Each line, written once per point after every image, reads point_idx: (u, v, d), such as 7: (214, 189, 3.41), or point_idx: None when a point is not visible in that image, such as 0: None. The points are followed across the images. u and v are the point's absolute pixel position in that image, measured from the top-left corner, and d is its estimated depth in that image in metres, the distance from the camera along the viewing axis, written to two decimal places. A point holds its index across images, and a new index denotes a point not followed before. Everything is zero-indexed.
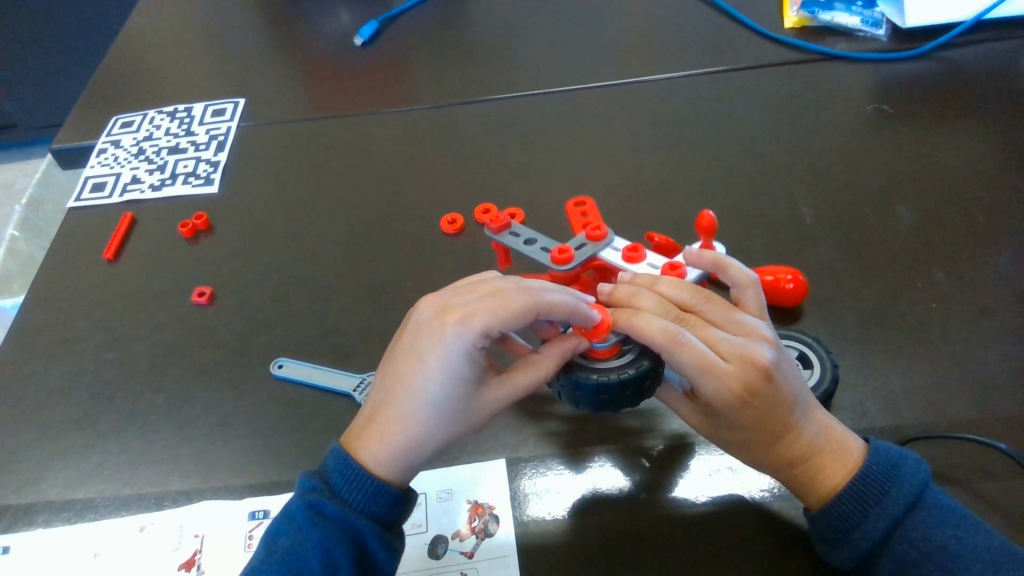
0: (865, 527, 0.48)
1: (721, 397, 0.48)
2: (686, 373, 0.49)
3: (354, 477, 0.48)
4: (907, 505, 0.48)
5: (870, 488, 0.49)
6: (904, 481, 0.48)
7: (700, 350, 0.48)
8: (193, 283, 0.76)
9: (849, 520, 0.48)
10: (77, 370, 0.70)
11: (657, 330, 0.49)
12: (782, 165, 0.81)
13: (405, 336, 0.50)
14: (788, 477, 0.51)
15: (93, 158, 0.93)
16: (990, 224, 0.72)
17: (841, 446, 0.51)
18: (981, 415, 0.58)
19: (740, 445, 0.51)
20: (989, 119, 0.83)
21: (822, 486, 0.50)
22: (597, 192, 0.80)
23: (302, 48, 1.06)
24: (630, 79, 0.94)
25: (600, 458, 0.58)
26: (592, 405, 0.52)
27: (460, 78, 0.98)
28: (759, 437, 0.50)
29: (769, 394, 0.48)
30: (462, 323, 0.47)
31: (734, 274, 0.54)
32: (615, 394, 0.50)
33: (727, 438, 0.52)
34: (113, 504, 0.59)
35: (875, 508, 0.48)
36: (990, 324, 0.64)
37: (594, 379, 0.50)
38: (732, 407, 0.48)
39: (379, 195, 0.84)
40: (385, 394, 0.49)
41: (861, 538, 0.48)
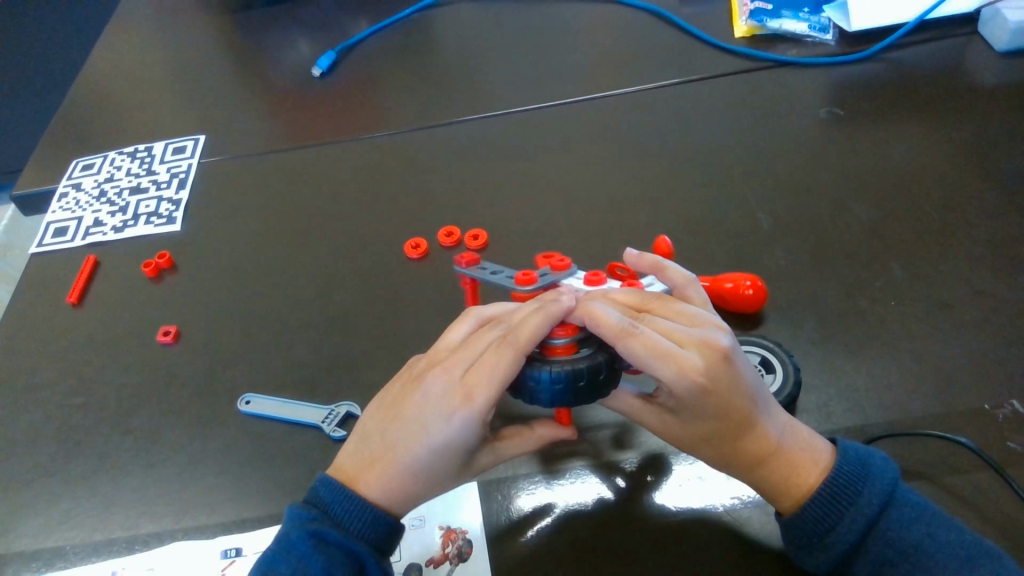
0: (840, 529, 0.48)
1: (681, 385, 0.47)
2: (640, 364, 0.48)
3: (355, 506, 0.49)
4: (880, 505, 0.48)
5: (843, 489, 0.49)
6: (875, 480, 0.49)
7: (656, 338, 0.48)
8: (158, 323, 0.76)
9: (823, 524, 0.48)
10: (43, 418, 0.69)
11: (614, 321, 0.49)
12: (739, 173, 0.82)
13: (416, 398, 0.49)
14: (758, 474, 0.51)
15: (55, 203, 0.93)
16: (944, 221, 0.73)
17: (808, 445, 0.52)
18: (944, 410, 0.59)
19: (705, 440, 0.51)
20: (939, 116, 0.85)
21: (794, 483, 0.50)
22: (558, 209, 0.81)
23: (262, 81, 1.07)
24: (586, 96, 0.95)
25: (581, 472, 0.58)
26: (543, 401, 0.49)
27: (419, 104, 0.98)
28: (724, 429, 0.50)
29: (729, 379, 0.48)
30: (465, 396, 0.48)
31: (673, 277, 0.58)
32: (568, 388, 0.49)
33: (694, 437, 0.51)
34: (83, 551, 0.59)
35: (849, 510, 0.48)
36: (948, 318, 0.65)
37: (548, 369, 0.49)
38: (692, 396, 0.48)
39: (342, 223, 0.84)
40: (386, 445, 0.50)
41: (837, 540, 0.48)
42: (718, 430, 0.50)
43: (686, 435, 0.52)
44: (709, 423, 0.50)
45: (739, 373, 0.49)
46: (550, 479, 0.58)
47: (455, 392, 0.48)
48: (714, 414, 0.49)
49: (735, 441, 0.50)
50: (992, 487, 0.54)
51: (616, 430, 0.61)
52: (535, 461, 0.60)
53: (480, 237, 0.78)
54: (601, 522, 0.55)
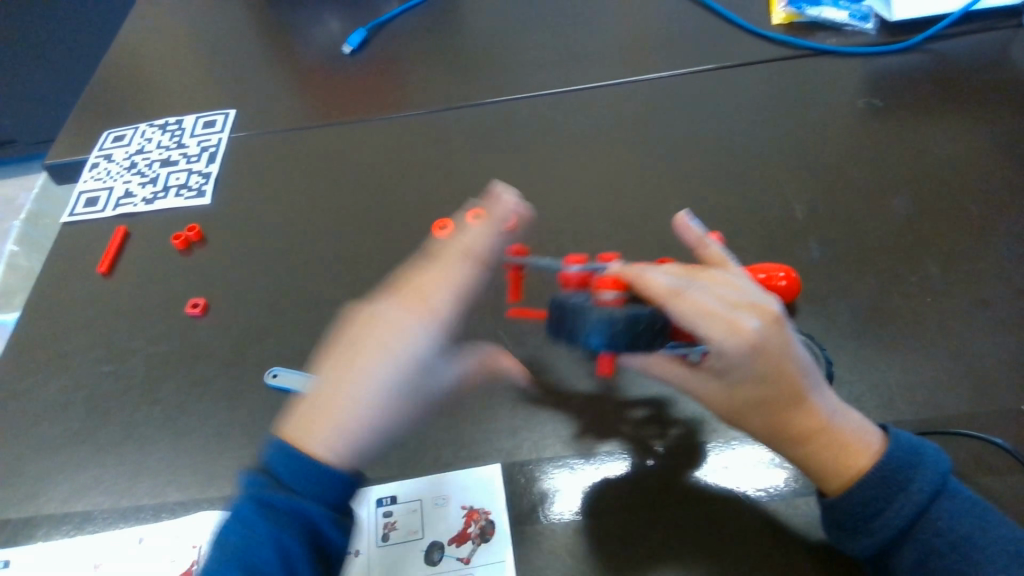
0: (888, 514, 0.47)
1: (733, 346, 0.47)
2: (689, 324, 0.47)
3: (298, 465, 0.49)
4: (932, 493, 0.47)
5: (894, 474, 0.47)
6: (928, 468, 0.48)
7: (707, 300, 0.48)
8: (186, 295, 0.76)
9: (872, 506, 0.47)
10: (72, 385, 0.70)
11: (663, 284, 0.48)
12: (775, 163, 0.81)
13: (365, 315, 0.55)
14: (806, 451, 0.50)
15: (87, 172, 0.93)
16: (985, 217, 0.72)
17: (859, 425, 0.50)
18: (977, 409, 0.58)
19: (752, 409, 0.50)
20: (981, 110, 0.83)
21: (847, 464, 0.49)
22: (588, 194, 0.81)
23: (294, 58, 1.06)
24: (618, 80, 0.94)
25: (605, 452, 0.59)
26: (600, 343, 0.48)
27: (450, 83, 0.98)
28: (773, 398, 0.49)
29: (780, 343, 0.48)
30: (424, 313, 0.54)
31: (709, 253, 0.57)
32: (628, 331, 0.48)
33: (740, 407, 0.50)
34: (111, 516, 0.60)
35: (899, 495, 0.47)
36: (985, 315, 0.64)
37: (605, 311, 0.48)
38: (743, 360, 0.47)
39: (371, 201, 0.84)
40: (337, 373, 0.52)
41: (885, 525, 0.47)
42: (766, 398, 0.49)
43: (733, 402, 0.51)
44: (759, 389, 0.49)
45: (789, 340, 0.48)
46: (575, 460, 0.58)
47: (413, 302, 0.55)
48: (761, 379, 0.48)
49: (786, 412, 0.49)
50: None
51: (653, 407, 0.60)
52: (561, 443, 0.60)
53: None
54: (620, 510, 0.55)
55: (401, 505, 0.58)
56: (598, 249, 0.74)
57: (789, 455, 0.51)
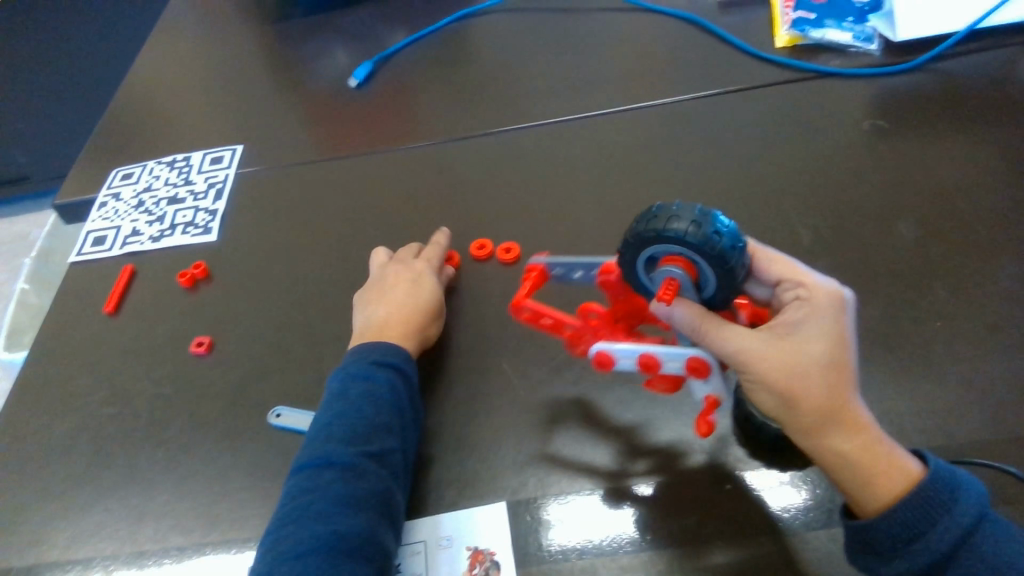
0: (931, 537, 0.45)
1: (822, 294, 0.52)
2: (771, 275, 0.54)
3: (366, 354, 0.64)
4: (975, 516, 0.45)
5: (937, 494, 0.46)
6: (970, 491, 0.46)
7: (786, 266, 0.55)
8: (192, 334, 0.76)
9: (914, 529, 0.46)
10: (78, 427, 0.70)
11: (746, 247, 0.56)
12: (781, 188, 0.80)
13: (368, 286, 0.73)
14: (862, 437, 0.49)
15: (95, 212, 0.94)
16: (997, 237, 0.71)
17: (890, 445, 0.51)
18: (996, 438, 0.56)
19: (823, 369, 0.49)
20: (990, 129, 0.82)
21: (896, 461, 0.49)
22: (592, 223, 0.80)
23: (299, 93, 1.07)
24: (622, 107, 0.94)
25: (614, 501, 0.57)
26: (713, 235, 0.48)
27: (454, 114, 0.98)
28: (844, 364, 0.50)
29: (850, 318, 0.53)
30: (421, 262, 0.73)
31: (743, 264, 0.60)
32: (737, 249, 0.49)
33: (811, 365, 0.49)
34: (116, 562, 0.60)
35: (943, 517, 0.46)
36: (1001, 340, 0.62)
37: (694, 207, 0.49)
38: (826, 309, 0.51)
39: (375, 235, 0.84)
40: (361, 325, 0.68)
41: (927, 548, 0.45)
42: (836, 358, 0.49)
43: (801, 360, 0.49)
44: (830, 346, 0.50)
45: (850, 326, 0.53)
46: (582, 500, 0.57)
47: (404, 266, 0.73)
48: (837, 338, 0.50)
49: (848, 385, 0.50)
50: None
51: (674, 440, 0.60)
52: (569, 479, 0.59)
53: (513, 250, 0.77)
54: (630, 551, 0.54)
55: (405, 548, 0.57)
56: None
57: (841, 445, 0.49)
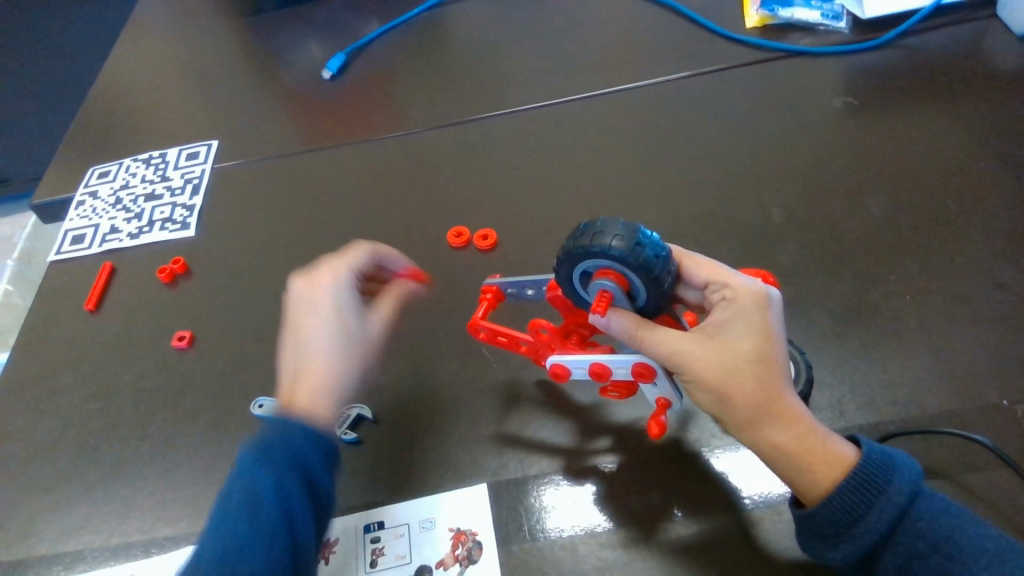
0: (869, 519, 0.46)
1: (749, 291, 0.52)
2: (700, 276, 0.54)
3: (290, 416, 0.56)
4: (910, 494, 0.46)
5: (872, 478, 0.47)
6: (904, 470, 0.47)
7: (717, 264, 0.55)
8: (172, 329, 0.77)
9: (852, 513, 0.47)
10: (61, 424, 0.70)
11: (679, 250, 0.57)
12: (753, 168, 0.81)
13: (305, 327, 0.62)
14: (797, 430, 0.50)
15: (72, 211, 0.94)
16: (962, 212, 0.72)
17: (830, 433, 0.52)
18: (959, 406, 0.58)
19: (751, 366, 0.50)
20: (956, 103, 0.83)
21: (832, 451, 0.49)
22: (567, 207, 0.81)
23: (275, 86, 1.07)
24: (595, 92, 0.94)
25: (570, 477, 0.59)
26: (633, 249, 0.49)
27: (430, 103, 0.98)
28: (773, 359, 0.50)
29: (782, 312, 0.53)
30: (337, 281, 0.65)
31: None
32: (661, 258, 0.51)
33: (737, 363, 0.50)
34: (102, 554, 0.60)
35: (879, 498, 0.46)
36: (965, 310, 0.64)
37: (621, 225, 0.51)
38: (752, 306, 0.51)
39: (353, 226, 0.84)
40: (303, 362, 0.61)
41: (867, 530, 0.46)
42: (763, 355, 0.50)
43: (730, 358, 0.50)
44: (758, 344, 0.50)
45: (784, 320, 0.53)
46: (560, 478, 0.59)
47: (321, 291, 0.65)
48: (764, 334, 0.50)
49: (780, 380, 0.50)
50: (1008, 485, 0.53)
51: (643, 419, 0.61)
52: (545, 460, 0.60)
53: (490, 237, 0.78)
54: (609, 527, 0.55)
55: (388, 531, 0.58)
56: None
57: (777, 438, 0.50)
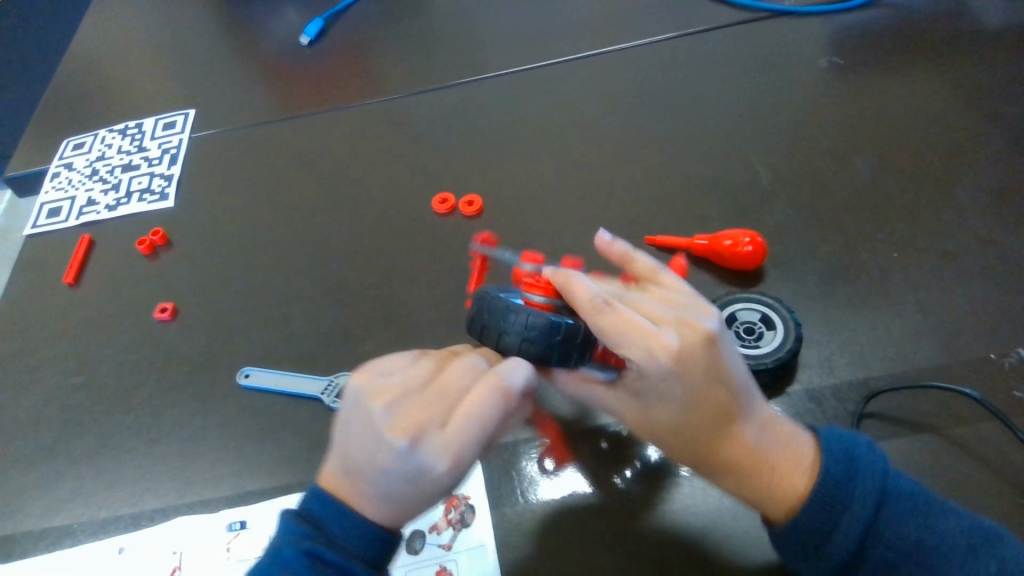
0: (836, 537, 0.45)
1: (653, 364, 0.46)
2: (610, 340, 0.46)
3: (352, 523, 0.44)
4: (873, 506, 0.45)
5: (834, 494, 0.46)
6: (863, 478, 0.46)
7: (631, 315, 0.46)
8: (154, 300, 0.75)
9: (818, 532, 0.45)
10: (43, 398, 0.69)
11: (590, 295, 0.46)
12: (739, 129, 0.80)
13: (386, 444, 0.43)
14: (739, 482, 0.49)
15: (48, 183, 0.92)
16: (948, 169, 0.72)
17: (790, 440, 0.49)
18: (948, 361, 0.58)
19: (672, 432, 0.50)
20: (941, 61, 0.83)
21: (779, 487, 0.48)
22: (553, 171, 0.80)
23: (252, 53, 1.05)
24: (579, 54, 0.93)
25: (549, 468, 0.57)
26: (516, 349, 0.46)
27: (411, 68, 0.96)
28: (697, 420, 0.48)
29: (709, 362, 0.46)
30: (417, 441, 0.43)
31: (639, 267, 0.54)
32: (553, 345, 0.45)
33: (661, 427, 0.50)
34: (90, 529, 0.60)
35: (844, 515, 0.45)
36: (953, 268, 0.64)
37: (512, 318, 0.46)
38: (663, 378, 0.47)
39: (335, 194, 0.83)
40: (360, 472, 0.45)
41: (834, 550, 0.45)
42: (687, 423, 0.49)
43: (654, 422, 0.50)
44: (680, 412, 0.48)
45: (722, 361, 0.47)
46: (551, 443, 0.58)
47: (438, 442, 0.43)
48: (685, 402, 0.48)
49: (713, 437, 0.48)
50: (996, 438, 0.54)
51: None
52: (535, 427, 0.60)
53: (476, 203, 0.77)
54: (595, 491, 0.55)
55: None
56: (566, 226, 0.74)
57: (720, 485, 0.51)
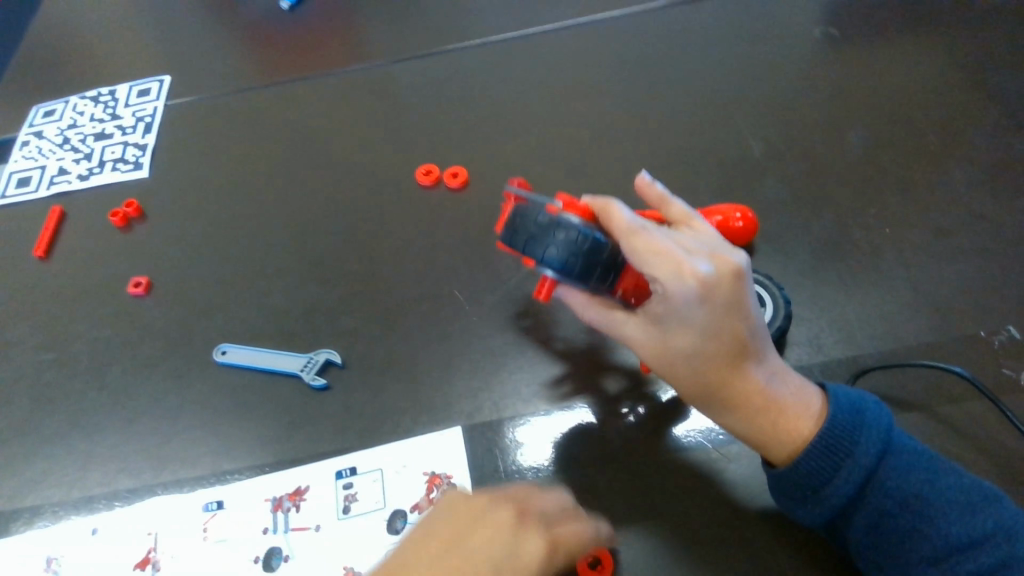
0: (836, 482, 0.45)
1: (676, 286, 0.47)
2: (637, 261, 0.48)
3: None
4: (877, 454, 0.45)
5: (839, 440, 0.46)
6: (870, 428, 0.46)
7: (660, 241, 0.49)
8: (128, 274, 0.73)
9: (818, 477, 0.45)
10: (14, 375, 0.67)
11: (625, 218, 0.49)
12: (730, 101, 0.78)
13: None
14: (745, 418, 0.49)
15: (17, 151, 0.89)
16: (942, 144, 0.70)
17: (798, 390, 0.50)
18: (938, 339, 0.58)
19: (686, 360, 0.49)
20: (937, 32, 0.81)
21: (785, 429, 0.48)
22: (539, 143, 0.78)
23: (229, 18, 1.01)
24: (567, 22, 0.90)
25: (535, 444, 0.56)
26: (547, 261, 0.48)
27: (394, 35, 0.93)
28: (714, 350, 0.48)
29: (727, 294, 0.48)
30: None
31: (673, 211, 0.55)
32: (578, 255, 0.47)
33: (676, 358, 0.50)
34: (62, 509, 0.58)
35: (846, 461, 0.45)
36: (945, 244, 0.63)
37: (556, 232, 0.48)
38: (684, 302, 0.48)
39: (315, 165, 0.80)
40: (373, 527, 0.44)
41: (834, 495, 0.45)
42: (702, 353, 0.49)
43: (669, 353, 0.50)
44: (696, 341, 0.48)
45: (740, 296, 0.49)
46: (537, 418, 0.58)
47: None
48: (703, 331, 0.48)
49: (726, 371, 0.49)
50: (984, 417, 0.53)
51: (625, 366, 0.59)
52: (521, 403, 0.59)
53: (461, 175, 0.75)
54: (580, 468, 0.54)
55: (361, 477, 0.56)
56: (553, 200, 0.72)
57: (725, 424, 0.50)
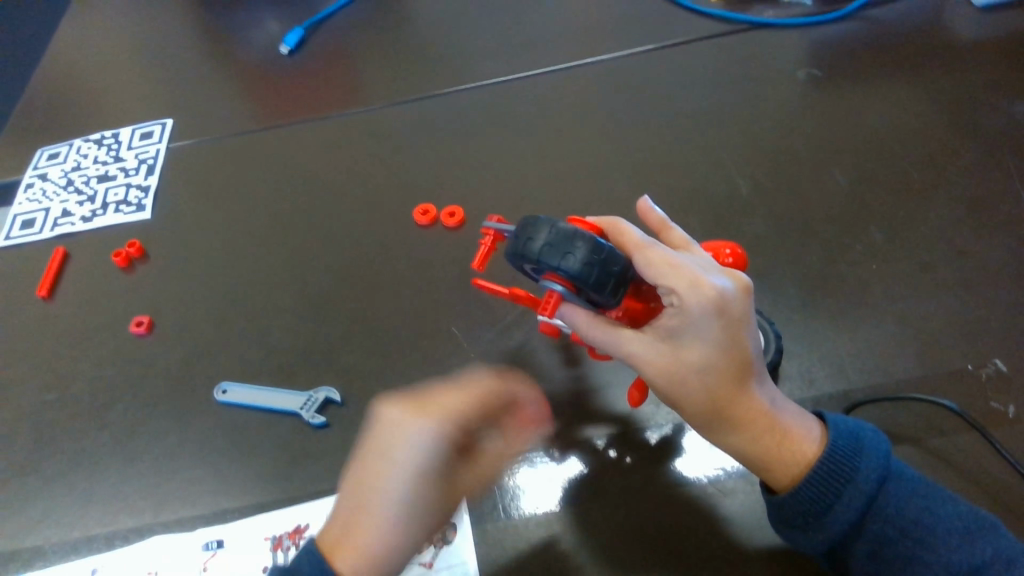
0: (838, 508, 0.46)
1: (694, 298, 0.47)
2: (652, 273, 0.49)
3: None
4: (877, 481, 0.46)
5: (840, 465, 0.47)
6: (869, 455, 0.47)
7: (673, 256, 0.50)
8: (130, 314, 0.74)
9: (820, 503, 0.46)
10: (15, 415, 0.68)
11: (635, 236, 0.52)
12: (719, 140, 0.80)
13: None
14: (751, 438, 0.49)
15: (21, 194, 0.90)
16: (924, 182, 0.73)
17: (799, 416, 0.51)
18: (926, 373, 0.59)
19: (699, 375, 0.49)
20: (917, 73, 0.84)
21: (788, 451, 0.49)
22: (534, 183, 0.80)
23: (230, 62, 1.04)
24: (559, 65, 0.93)
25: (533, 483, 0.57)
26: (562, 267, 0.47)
27: (391, 79, 0.96)
28: (725, 365, 0.49)
29: (742, 311, 0.49)
30: None
31: (674, 236, 0.57)
32: (594, 263, 0.47)
33: (690, 372, 0.49)
34: (63, 549, 0.58)
35: (847, 487, 0.46)
36: (930, 279, 0.65)
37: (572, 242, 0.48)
38: (701, 314, 0.47)
39: (315, 205, 0.82)
40: None
41: (836, 521, 0.46)
42: (714, 368, 0.49)
43: (680, 370, 0.49)
44: (709, 355, 0.48)
45: (750, 316, 0.50)
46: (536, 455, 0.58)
47: None
48: (718, 344, 0.48)
49: (735, 389, 0.49)
50: (972, 449, 0.54)
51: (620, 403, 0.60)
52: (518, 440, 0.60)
53: (457, 214, 0.77)
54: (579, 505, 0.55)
55: None
56: None
57: (728, 445, 0.50)
